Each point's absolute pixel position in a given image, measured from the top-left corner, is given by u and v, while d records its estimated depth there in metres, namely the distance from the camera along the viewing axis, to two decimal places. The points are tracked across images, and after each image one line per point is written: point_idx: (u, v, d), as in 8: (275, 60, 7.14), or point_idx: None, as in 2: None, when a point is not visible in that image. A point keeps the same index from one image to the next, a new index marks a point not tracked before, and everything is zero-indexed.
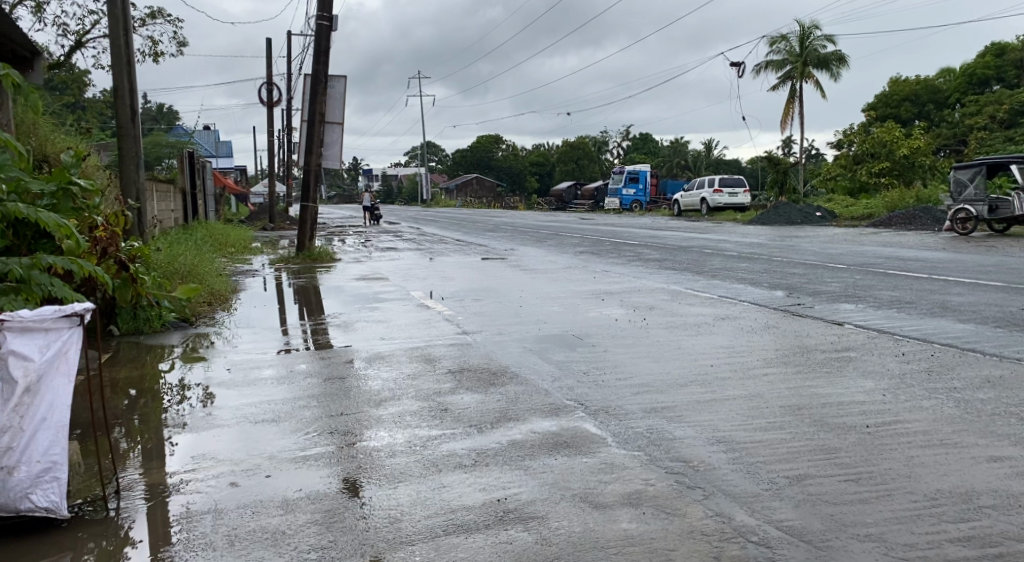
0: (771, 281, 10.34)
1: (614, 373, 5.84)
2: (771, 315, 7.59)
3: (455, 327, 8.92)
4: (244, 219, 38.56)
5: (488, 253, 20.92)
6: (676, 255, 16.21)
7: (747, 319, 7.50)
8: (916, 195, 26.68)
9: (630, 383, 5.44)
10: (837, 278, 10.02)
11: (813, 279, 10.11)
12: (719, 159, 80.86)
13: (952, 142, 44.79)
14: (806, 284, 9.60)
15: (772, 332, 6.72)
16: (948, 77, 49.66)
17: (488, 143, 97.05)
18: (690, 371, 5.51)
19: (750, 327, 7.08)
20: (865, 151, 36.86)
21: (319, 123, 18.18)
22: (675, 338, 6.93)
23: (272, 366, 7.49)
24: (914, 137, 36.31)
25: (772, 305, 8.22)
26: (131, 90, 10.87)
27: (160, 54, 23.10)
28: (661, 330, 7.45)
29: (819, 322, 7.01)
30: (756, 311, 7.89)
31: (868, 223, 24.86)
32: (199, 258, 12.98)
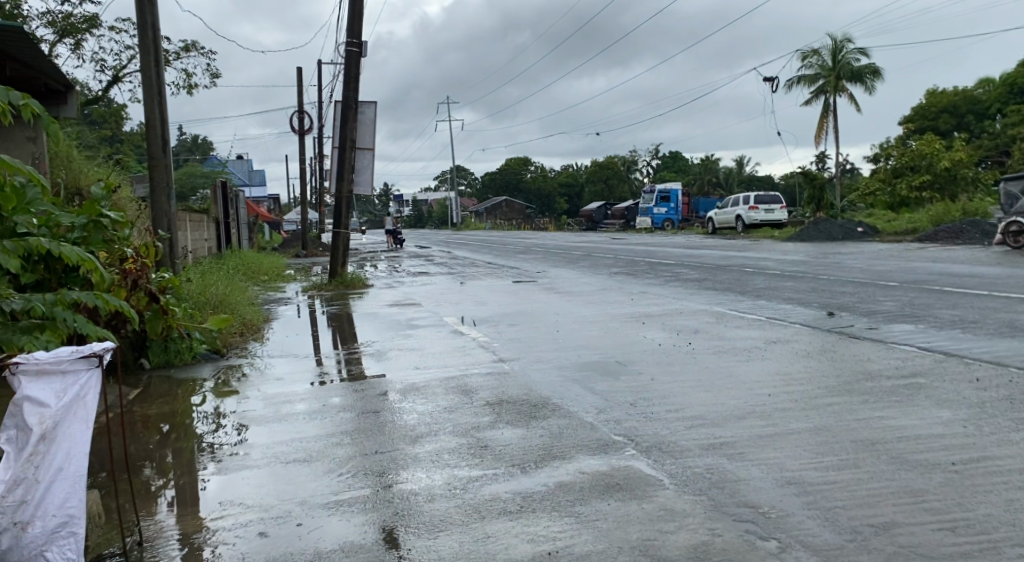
0: (819, 301, 9.93)
1: (663, 404, 5.50)
2: (825, 338, 7.21)
3: (491, 355, 8.62)
4: (278, 247, 38.71)
5: (521, 275, 20.68)
6: (715, 275, 15.80)
7: (800, 343, 7.12)
8: (962, 208, 26.01)
9: (682, 416, 5.09)
10: (892, 297, 9.59)
11: (864, 297, 9.70)
12: (752, 176, 80.15)
13: (994, 154, 44.05)
14: (858, 304, 9.19)
15: (830, 357, 6.34)
16: (987, 87, 48.73)
17: (517, 166, 97.44)
18: (747, 403, 5.14)
19: (804, 352, 6.70)
20: (905, 165, 36.15)
21: (350, 149, 18.09)
22: (724, 365, 6.57)
23: (304, 399, 7.24)
24: (954, 149, 35.54)
25: (825, 327, 7.82)
26: (162, 120, 10.76)
27: (194, 86, 23.21)
28: (709, 356, 7.10)
29: (878, 344, 6.62)
30: (809, 334, 7.50)
31: (913, 238, 24.23)
32: (231, 288, 12.84)
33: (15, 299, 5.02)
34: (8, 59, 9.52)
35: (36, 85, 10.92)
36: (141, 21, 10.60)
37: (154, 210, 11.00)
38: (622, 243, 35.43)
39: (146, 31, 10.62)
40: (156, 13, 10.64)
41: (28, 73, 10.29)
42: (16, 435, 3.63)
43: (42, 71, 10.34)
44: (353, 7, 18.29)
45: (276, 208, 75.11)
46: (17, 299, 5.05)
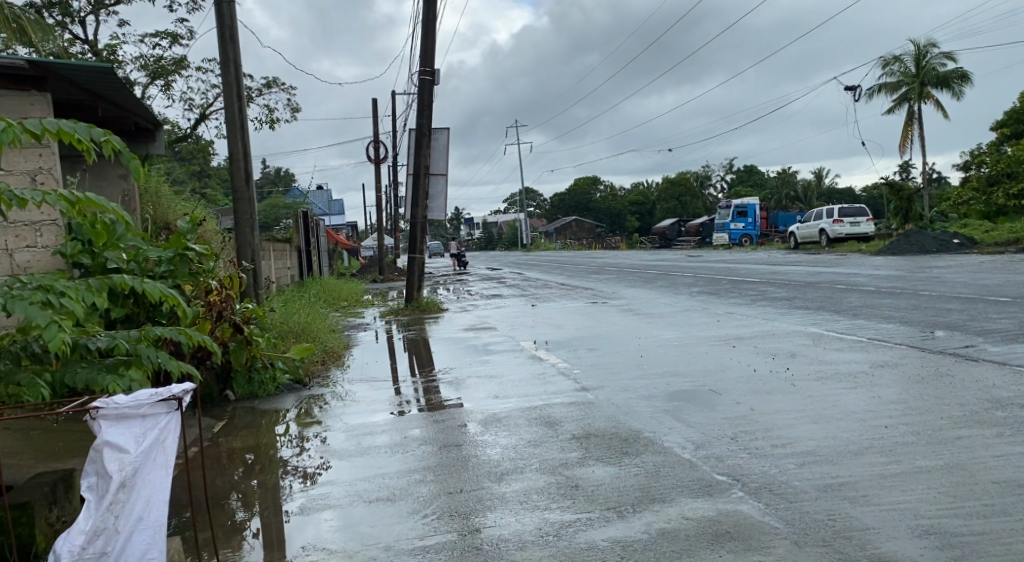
0: (926, 319, 9.30)
1: (772, 439, 5.10)
2: (942, 361, 6.67)
3: (573, 383, 8.24)
4: (355, 273, 39.14)
5: (599, 296, 20.32)
6: (803, 293, 15.14)
7: (916, 366, 6.60)
8: None
9: (792, 451, 4.69)
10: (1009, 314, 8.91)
11: (975, 314, 9.07)
12: (833, 189, 77.91)
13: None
14: (969, 322, 8.59)
15: (948, 382, 5.85)
16: None
17: (588, 186, 97.08)
18: (863, 437, 4.72)
19: (921, 378, 6.20)
20: (1001, 171, 34.49)
21: (424, 176, 18.07)
22: (830, 392, 6.13)
23: (385, 430, 7.01)
24: None
25: (941, 349, 7.25)
26: (245, 153, 10.83)
27: (275, 120, 23.61)
28: (815, 384, 6.61)
29: (1001, 367, 6.09)
30: (922, 357, 6.98)
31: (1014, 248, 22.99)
32: (313, 316, 12.80)
33: (100, 337, 4.89)
34: (98, 99, 9.65)
35: (125, 125, 11.09)
36: (224, 57, 10.71)
37: (238, 240, 11.04)
38: (699, 260, 34.64)
39: (228, 67, 10.71)
40: (238, 49, 10.73)
41: (117, 112, 10.44)
42: (97, 482, 3.51)
43: (131, 111, 10.50)
44: (426, 36, 18.35)
45: (353, 235, 76.36)
46: (102, 336, 4.91)
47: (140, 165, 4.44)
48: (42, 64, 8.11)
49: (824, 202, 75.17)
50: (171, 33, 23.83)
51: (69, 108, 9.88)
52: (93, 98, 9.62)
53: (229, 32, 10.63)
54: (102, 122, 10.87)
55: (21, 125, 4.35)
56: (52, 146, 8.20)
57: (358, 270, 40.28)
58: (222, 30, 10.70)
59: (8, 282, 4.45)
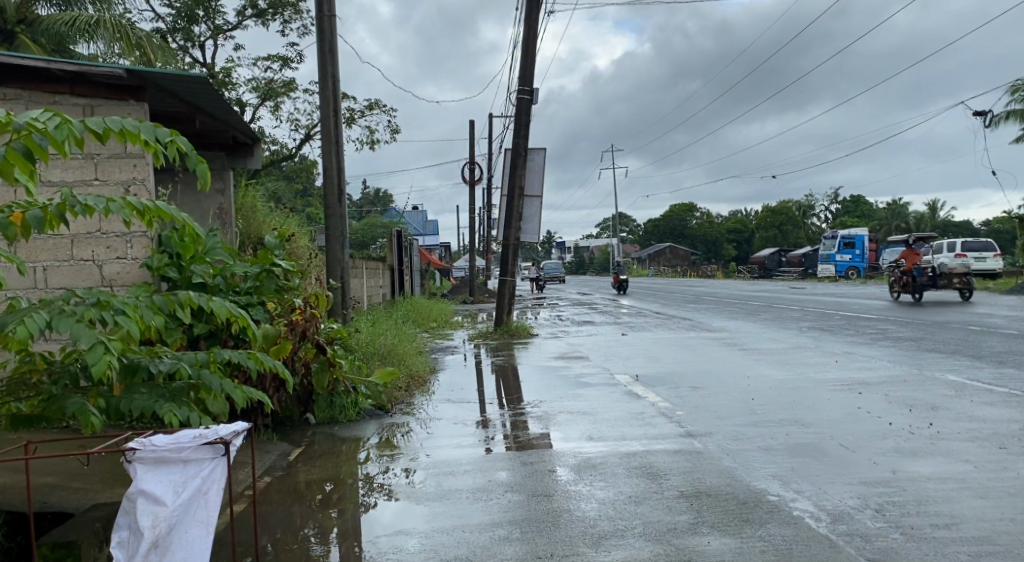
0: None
1: (940, 539, 4.36)
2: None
3: (678, 427, 7.52)
4: (446, 292, 38.95)
5: (698, 327, 19.50)
6: (929, 342, 13.97)
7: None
8: None
9: (962, 538, 4.34)
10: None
11: None
12: (947, 221, 74.20)
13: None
14: None
15: None
16: None
17: (684, 211, 95.56)
18: None
19: None
20: None
21: (518, 197, 17.61)
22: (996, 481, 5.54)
23: (469, 470, 6.28)
24: None
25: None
26: (339, 167, 10.44)
27: (375, 141, 23.53)
28: (976, 472, 5.79)
29: None
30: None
31: None
32: (400, 337, 12.33)
33: (161, 360, 4.36)
34: (197, 113, 9.33)
35: (223, 138, 10.56)
36: (322, 71, 10.40)
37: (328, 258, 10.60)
38: (803, 292, 33.17)
39: (325, 80, 10.39)
40: (337, 63, 10.41)
41: (215, 126, 9.99)
42: (129, 537, 3.25)
43: (231, 127, 10.21)
44: (527, 55, 17.92)
45: (445, 256, 76.61)
46: (164, 359, 4.40)
47: (208, 168, 3.94)
48: (141, 74, 7.80)
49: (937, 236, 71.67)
50: (282, 56, 24.18)
51: (167, 120, 9.57)
52: (193, 112, 9.28)
53: (328, 45, 10.34)
54: (200, 135, 10.40)
55: (83, 124, 3.88)
56: (148, 155, 7.62)
57: (449, 291, 40.07)
58: (321, 43, 10.42)
59: (64, 296, 4.03)
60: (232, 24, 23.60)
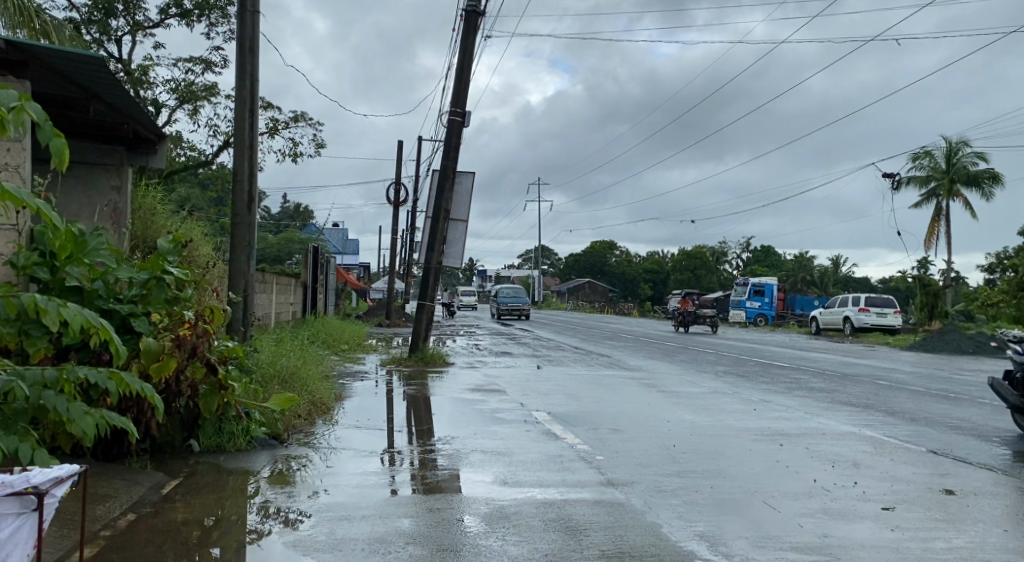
0: (1007, 463, 8.15)
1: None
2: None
3: (598, 474, 7.00)
4: (360, 314, 37.86)
5: (616, 365, 19.17)
6: (842, 394, 13.90)
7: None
8: None
9: None
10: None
11: None
12: (850, 276, 76.98)
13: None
14: None
15: None
16: None
17: (603, 248, 96.67)
18: None
19: None
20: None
21: (443, 220, 17.03)
22: (931, 551, 5.19)
23: (367, 515, 5.60)
24: None
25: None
26: (251, 173, 9.65)
27: (298, 154, 22.63)
28: (906, 539, 5.43)
29: None
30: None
31: None
32: (305, 358, 11.53)
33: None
34: (92, 101, 8.46)
35: (121, 133, 9.64)
36: (241, 69, 9.69)
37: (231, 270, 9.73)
38: (715, 337, 33.47)
39: (243, 79, 9.67)
40: (257, 63, 9.73)
41: (113, 117, 9.06)
42: None
43: (133, 124, 9.33)
44: (461, 77, 17.49)
45: (362, 277, 75.15)
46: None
47: (63, 144, 3.40)
48: (24, 48, 6.97)
49: (839, 290, 74.18)
50: (205, 59, 23.22)
51: (58, 106, 8.65)
52: (89, 99, 8.44)
53: (248, 43, 9.66)
54: (97, 127, 9.45)
55: None
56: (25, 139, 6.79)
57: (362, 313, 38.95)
58: (241, 41, 9.72)
59: None
60: (155, 21, 22.56)
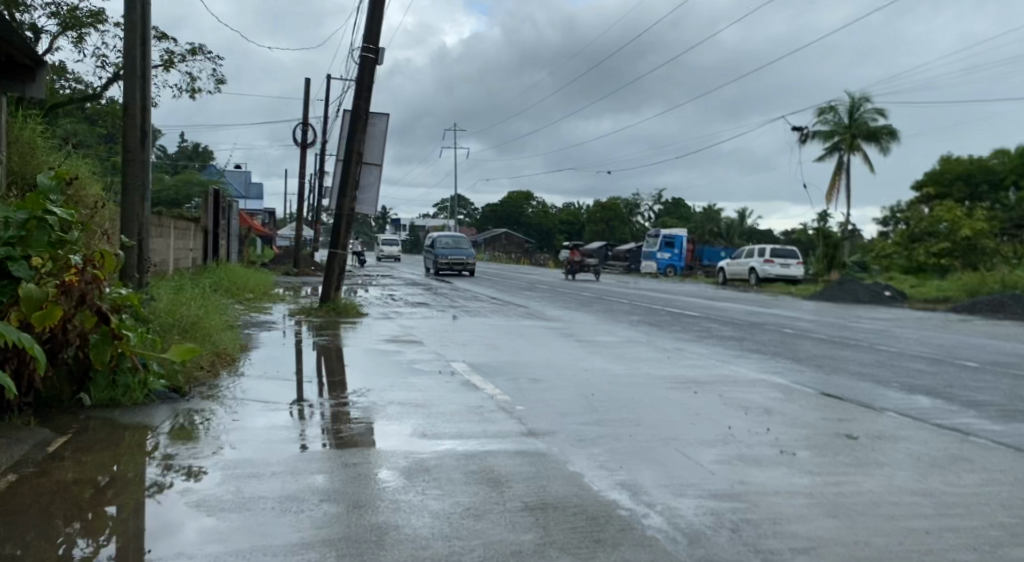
0: (907, 406, 8.48)
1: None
2: (965, 484, 5.76)
3: (518, 424, 6.98)
4: (268, 262, 36.87)
5: (531, 315, 19.23)
6: (750, 342, 14.28)
7: (937, 485, 5.67)
8: (995, 281, 28.88)
9: None
10: (999, 412, 8.16)
11: (941, 407, 8.52)
12: (755, 229, 79.23)
13: (1008, 226, 45.34)
14: (938, 417, 8.03)
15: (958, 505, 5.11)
16: (999, 161, 50.92)
17: (519, 198, 96.68)
18: None
19: (939, 490, 5.46)
20: (924, 230, 37.72)
21: (356, 163, 16.59)
22: (840, 493, 5.34)
23: (277, 472, 5.42)
24: (974, 219, 36.69)
25: (955, 462, 6.37)
26: (144, 107, 9.04)
27: (197, 90, 21.59)
28: (816, 482, 5.57)
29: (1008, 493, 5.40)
30: (938, 463, 6.07)
31: (941, 316, 23.50)
32: (207, 307, 11.11)
33: None
34: None
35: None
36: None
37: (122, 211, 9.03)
38: (628, 287, 33.98)
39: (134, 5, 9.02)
40: None
41: None
42: None
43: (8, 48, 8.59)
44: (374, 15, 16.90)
45: (271, 223, 73.28)
46: None
47: None
48: None
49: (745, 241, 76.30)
50: None
51: None
52: None
53: None
54: None
55: None
56: None
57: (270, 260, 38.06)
58: None
59: None
60: None
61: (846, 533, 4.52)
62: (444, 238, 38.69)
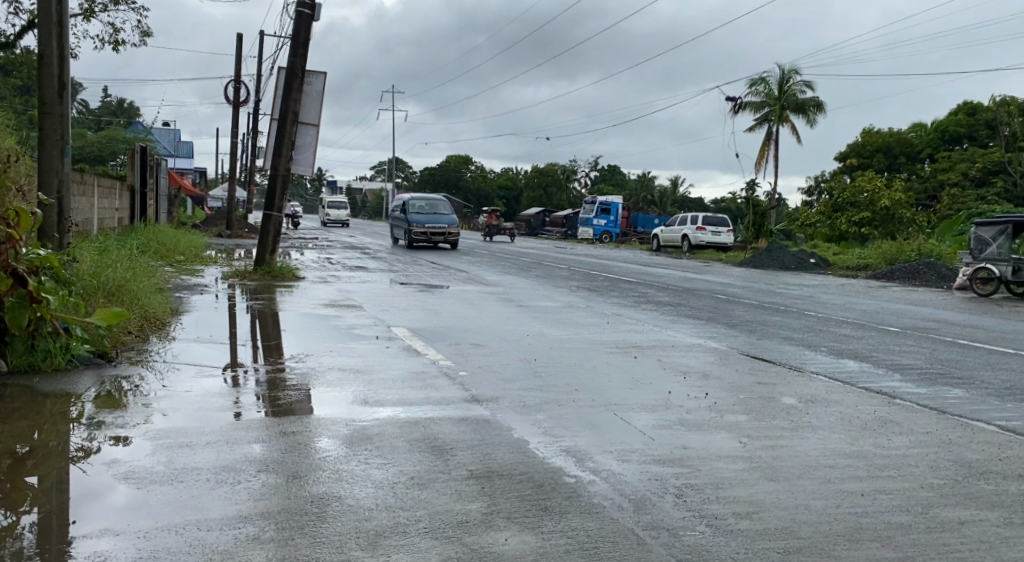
0: (840, 368, 8.61)
1: (748, 531, 3.97)
2: (899, 438, 5.82)
3: (462, 391, 6.88)
4: (197, 225, 35.85)
5: (469, 280, 19.11)
6: (685, 308, 14.38)
7: (873, 440, 5.74)
8: (914, 249, 29.37)
9: (766, 529, 4.01)
10: (927, 373, 8.34)
11: (873, 368, 8.69)
12: (688, 197, 80.33)
13: (925, 197, 46.92)
14: (869, 378, 8.18)
15: (894, 462, 5.17)
16: (919, 133, 52.51)
17: (456, 162, 95.99)
18: (852, 529, 4.03)
19: (876, 446, 5.53)
20: (846, 200, 38.45)
21: (290, 122, 16.12)
22: (779, 452, 5.36)
23: (211, 442, 5.22)
24: (895, 189, 37.78)
25: (888, 417, 6.46)
26: (61, 56, 8.51)
27: (120, 42, 20.63)
28: (758, 442, 5.59)
29: (941, 450, 5.49)
30: (872, 422, 6.17)
31: (863, 284, 24.23)
32: (134, 269, 10.68)
33: None
34: None
35: None
36: None
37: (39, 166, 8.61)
38: (564, 253, 34.11)
39: None
40: None
41: None
42: None
43: None
44: None
45: (199, 182, 71.13)
46: None
47: None
48: None
49: (677, 209, 77.35)
50: None
51: None
52: None
53: None
54: None
55: None
56: None
57: (198, 222, 36.97)
58: None
59: None
60: None
61: (787, 493, 4.55)
62: (416, 202, 31.75)
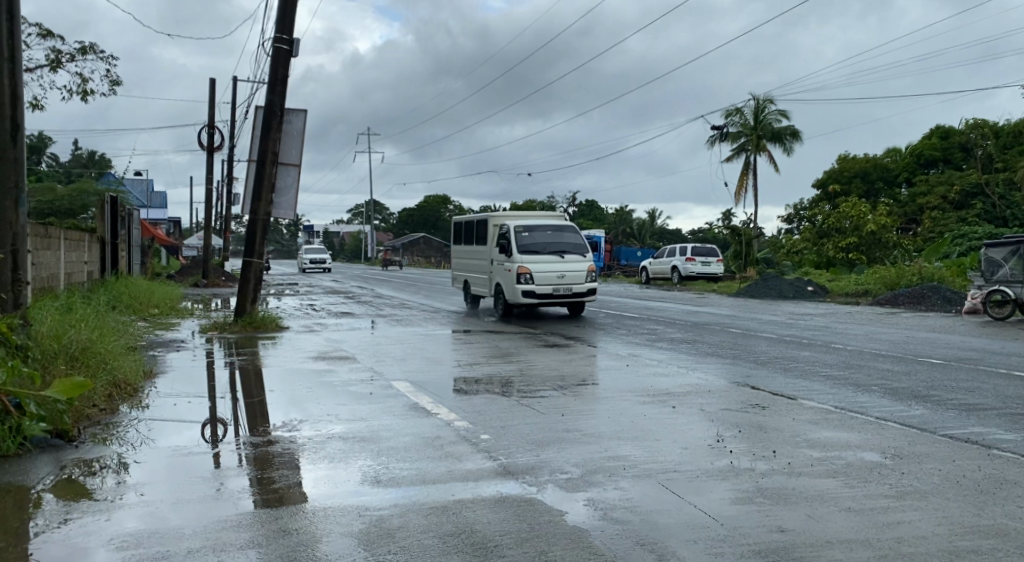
0: (908, 412, 7.59)
1: None
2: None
3: (490, 461, 5.85)
4: (173, 276, 34.69)
5: (464, 321, 18.09)
6: (708, 346, 13.28)
7: (1001, 507, 4.72)
8: (906, 275, 28.67)
9: None
10: (1006, 414, 7.37)
11: (942, 410, 7.70)
12: (664, 229, 79.94)
13: (905, 221, 46.44)
14: (946, 421, 7.18)
15: None
16: (895, 157, 52.29)
17: (435, 202, 95.40)
18: None
19: (1013, 517, 4.52)
20: (832, 226, 37.70)
21: (270, 163, 15.17)
22: (902, 533, 4.32)
23: (193, 550, 4.17)
24: (879, 213, 37.11)
25: (997, 471, 5.46)
26: (13, 93, 7.42)
27: (87, 91, 19.65)
28: (865, 516, 4.59)
29: None
30: (984, 482, 5.19)
31: (863, 312, 23.34)
32: (100, 327, 9.57)
33: None
34: None
35: None
36: None
37: None
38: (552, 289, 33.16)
39: None
40: None
41: None
42: None
43: None
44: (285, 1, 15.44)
45: (173, 234, 69.99)
46: None
47: None
48: None
49: (655, 242, 76.72)
50: None
51: None
52: None
53: None
54: None
55: None
56: None
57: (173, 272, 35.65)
58: None
59: None
60: None
61: None
62: None
